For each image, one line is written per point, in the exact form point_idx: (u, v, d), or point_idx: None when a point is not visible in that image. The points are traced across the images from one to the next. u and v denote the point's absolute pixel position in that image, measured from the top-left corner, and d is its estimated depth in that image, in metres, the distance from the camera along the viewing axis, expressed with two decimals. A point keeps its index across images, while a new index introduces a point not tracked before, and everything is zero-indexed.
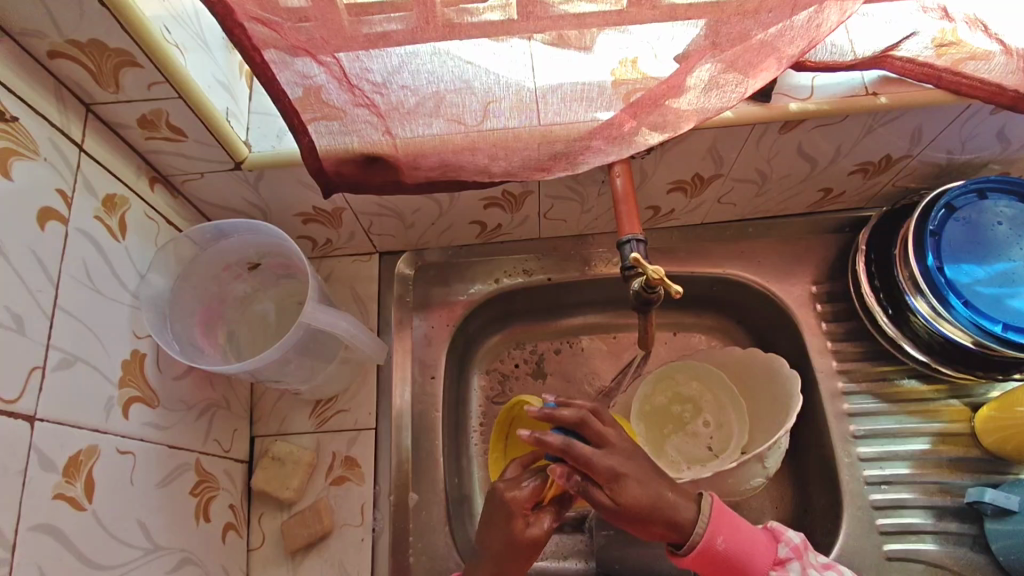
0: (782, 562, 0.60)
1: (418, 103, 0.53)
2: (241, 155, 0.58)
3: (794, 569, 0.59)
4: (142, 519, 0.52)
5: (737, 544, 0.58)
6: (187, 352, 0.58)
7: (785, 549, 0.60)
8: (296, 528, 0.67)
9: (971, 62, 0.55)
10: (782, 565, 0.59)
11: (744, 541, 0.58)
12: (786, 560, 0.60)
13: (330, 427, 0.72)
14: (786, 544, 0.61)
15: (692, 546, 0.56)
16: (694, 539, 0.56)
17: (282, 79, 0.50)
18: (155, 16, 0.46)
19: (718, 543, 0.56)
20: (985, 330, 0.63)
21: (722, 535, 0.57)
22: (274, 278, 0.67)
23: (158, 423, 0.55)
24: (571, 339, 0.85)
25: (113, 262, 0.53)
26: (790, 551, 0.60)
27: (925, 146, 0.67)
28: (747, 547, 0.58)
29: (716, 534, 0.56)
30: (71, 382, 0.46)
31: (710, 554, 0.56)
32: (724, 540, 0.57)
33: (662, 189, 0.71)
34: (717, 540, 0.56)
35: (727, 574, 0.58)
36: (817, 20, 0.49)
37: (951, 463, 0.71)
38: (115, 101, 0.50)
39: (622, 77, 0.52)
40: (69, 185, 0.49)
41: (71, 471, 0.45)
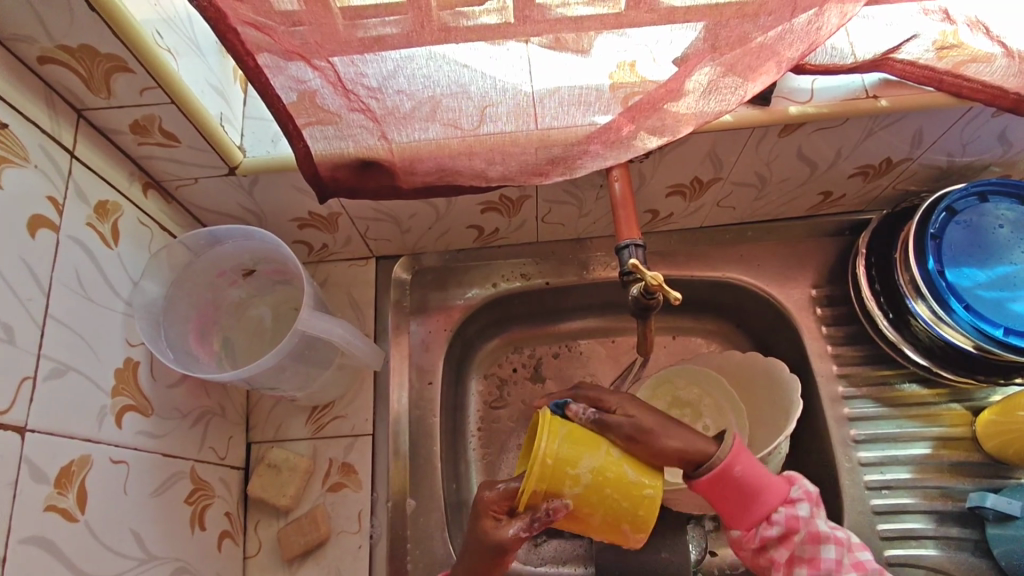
0: (793, 501, 0.57)
1: (414, 108, 0.53)
2: (235, 160, 0.57)
3: (804, 508, 0.56)
4: (136, 529, 0.51)
5: (755, 473, 0.56)
6: (180, 360, 0.58)
7: (797, 491, 0.58)
8: (292, 535, 0.66)
9: (972, 65, 0.54)
10: (791, 503, 0.56)
11: (761, 475, 0.56)
12: (797, 500, 0.57)
13: (327, 433, 0.71)
14: (799, 489, 0.58)
15: (710, 467, 0.54)
16: (711, 463, 0.55)
17: (276, 84, 0.50)
18: (147, 20, 0.45)
19: (736, 471, 0.55)
20: (986, 334, 0.63)
21: (741, 463, 0.55)
22: (270, 284, 0.66)
23: (152, 432, 0.55)
24: (570, 343, 0.85)
25: (105, 269, 0.52)
26: (802, 493, 0.58)
27: (926, 149, 0.66)
28: (764, 478, 0.56)
29: (735, 460, 0.55)
30: (63, 391, 0.46)
31: (724, 479, 0.55)
32: (742, 469, 0.55)
33: (661, 192, 0.71)
34: (735, 468, 0.55)
35: (737, 501, 0.55)
36: (817, 23, 0.48)
37: (952, 467, 0.71)
38: (107, 107, 0.50)
39: (620, 80, 0.52)
40: (60, 192, 0.48)
41: (63, 482, 0.45)
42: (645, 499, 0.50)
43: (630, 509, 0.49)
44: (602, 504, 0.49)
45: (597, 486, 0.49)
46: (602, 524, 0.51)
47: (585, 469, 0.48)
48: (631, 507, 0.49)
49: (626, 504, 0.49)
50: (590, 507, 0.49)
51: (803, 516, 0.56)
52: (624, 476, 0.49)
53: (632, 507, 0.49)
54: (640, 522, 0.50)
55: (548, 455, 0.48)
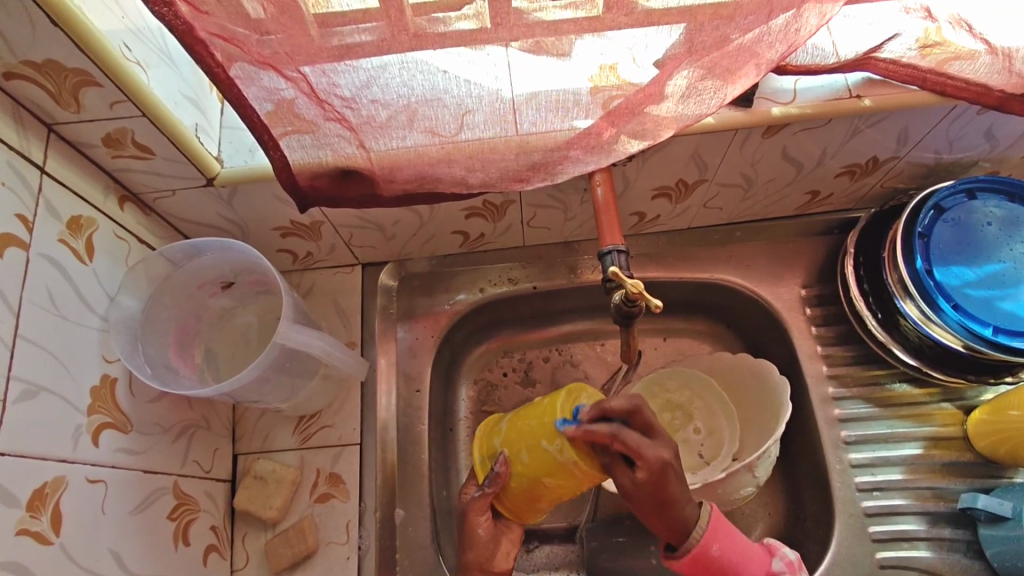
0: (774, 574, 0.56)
1: (390, 116, 0.52)
2: (213, 171, 0.56)
3: None
4: (114, 547, 0.51)
5: (734, 552, 0.55)
6: (159, 374, 0.57)
7: (779, 563, 0.57)
8: (280, 547, 0.66)
9: (956, 62, 0.54)
10: None
11: (742, 552, 0.55)
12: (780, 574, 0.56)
13: (314, 443, 0.70)
14: (780, 559, 0.58)
15: (688, 549, 0.54)
16: (688, 545, 0.54)
17: (249, 95, 0.49)
18: (112, 33, 0.45)
19: (713, 551, 0.54)
20: (975, 333, 0.62)
21: (718, 543, 0.54)
22: (252, 294, 0.66)
23: (131, 449, 0.54)
24: (559, 347, 0.84)
25: (79, 286, 0.52)
26: (783, 566, 0.57)
27: (912, 147, 0.66)
28: (745, 557, 0.55)
29: (711, 541, 0.54)
30: (35, 412, 0.45)
31: (704, 562, 0.54)
32: (719, 548, 0.54)
33: (646, 195, 0.70)
34: (712, 548, 0.54)
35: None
36: (796, 24, 0.47)
37: (944, 467, 0.70)
38: (78, 121, 0.49)
39: (600, 83, 0.51)
40: (30, 210, 0.47)
41: (36, 505, 0.44)
42: (548, 407, 0.53)
43: (540, 424, 0.52)
44: (519, 434, 0.53)
45: (511, 426, 0.56)
46: (532, 456, 0.52)
47: (508, 421, 0.57)
48: (536, 423, 0.52)
49: (534, 424, 0.53)
50: (514, 446, 0.54)
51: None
52: (536, 404, 0.55)
53: (540, 422, 0.52)
54: (548, 432, 0.51)
55: (486, 431, 0.61)
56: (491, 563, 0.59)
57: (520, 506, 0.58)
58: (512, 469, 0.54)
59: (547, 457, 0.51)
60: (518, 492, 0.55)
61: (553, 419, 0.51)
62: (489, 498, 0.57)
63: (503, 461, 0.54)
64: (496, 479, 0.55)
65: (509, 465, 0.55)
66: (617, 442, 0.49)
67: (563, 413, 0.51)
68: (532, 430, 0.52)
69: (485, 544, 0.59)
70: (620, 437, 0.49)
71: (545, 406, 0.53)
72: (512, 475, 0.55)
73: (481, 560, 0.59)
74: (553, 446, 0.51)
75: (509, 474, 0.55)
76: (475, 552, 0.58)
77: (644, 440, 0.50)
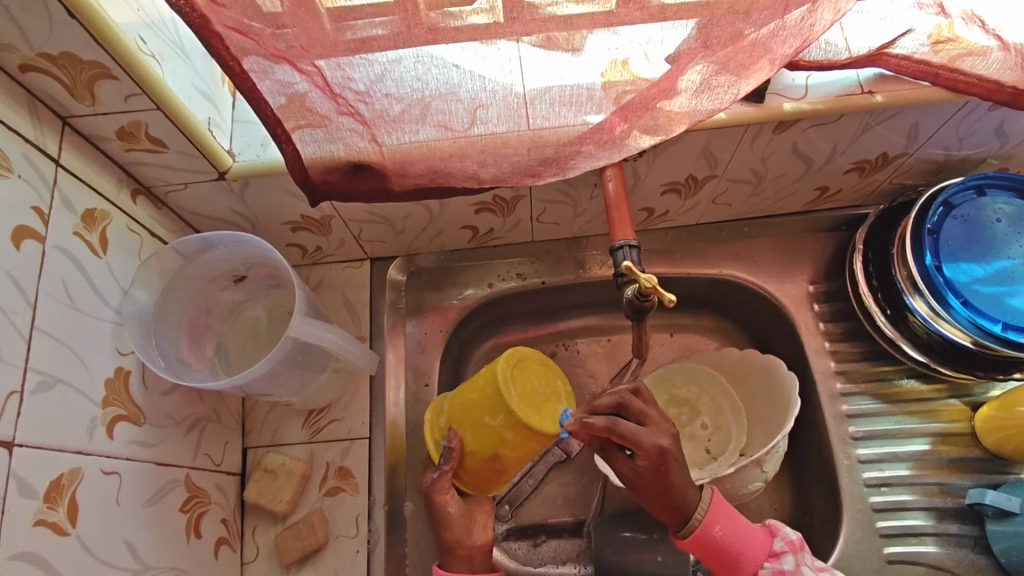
0: (776, 555, 0.56)
1: (403, 110, 0.52)
2: (225, 165, 0.56)
3: (790, 562, 0.55)
4: (128, 539, 0.51)
5: (737, 534, 0.56)
6: (172, 367, 0.57)
7: (780, 543, 0.57)
8: (290, 540, 0.66)
9: (969, 58, 0.53)
10: (777, 557, 0.56)
11: (743, 532, 0.56)
12: (782, 553, 0.56)
13: (323, 436, 0.71)
14: (782, 540, 0.57)
15: (690, 531, 0.56)
16: (691, 527, 0.56)
17: (263, 88, 0.49)
18: (130, 26, 0.45)
19: (715, 532, 0.55)
20: (984, 330, 0.62)
21: (721, 522, 0.56)
22: (263, 287, 0.66)
23: (144, 441, 0.54)
24: (567, 342, 0.85)
25: (93, 279, 0.52)
26: (785, 545, 0.57)
27: (922, 143, 0.66)
28: (746, 537, 0.56)
29: (713, 522, 0.55)
30: (51, 404, 0.45)
31: (708, 542, 0.56)
32: (722, 528, 0.56)
33: (656, 191, 0.70)
34: (715, 528, 0.55)
35: (723, 563, 0.56)
36: (811, 19, 0.48)
37: (952, 464, 0.71)
38: (93, 114, 0.49)
39: (613, 79, 0.51)
40: (46, 203, 0.47)
41: (52, 496, 0.44)
42: (482, 383, 0.58)
43: (480, 400, 0.58)
44: (465, 411, 0.59)
45: (453, 403, 0.61)
46: (477, 432, 0.59)
47: (450, 399, 0.63)
48: (476, 400, 0.58)
49: (475, 399, 0.58)
50: (462, 422, 0.60)
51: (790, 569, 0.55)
52: (473, 379, 0.60)
53: (480, 396, 0.58)
54: (493, 406, 0.57)
55: (433, 414, 0.66)
56: (471, 538, 0.62)
57: (481, 479, 0.63)
58: (464, 444, 0.60)
59: (490, 430, 0.57)
60: (476, 465, 0.61)
61: (493, 393, 0.57)
62: (450, 476, 0.62)
63: (454, 435, 0.60)
64: (450, 455, 0.60)
65: (459, 441, 0.60)
66: (614, 434, 0.53)
67: (504, 386, 0.56)
68: (475, 407, 0.58)
69: (459, 520, 0.62)
70: (615, 429, 0.52)
71: (480, 380, 0.59)
72: (466, 452, 0.61)
73: (461, 538, 0.62)
74: (497, 419, 0.56)
75: (463, 445, 0.60)
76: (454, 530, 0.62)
77: (638, 429, 0.53)
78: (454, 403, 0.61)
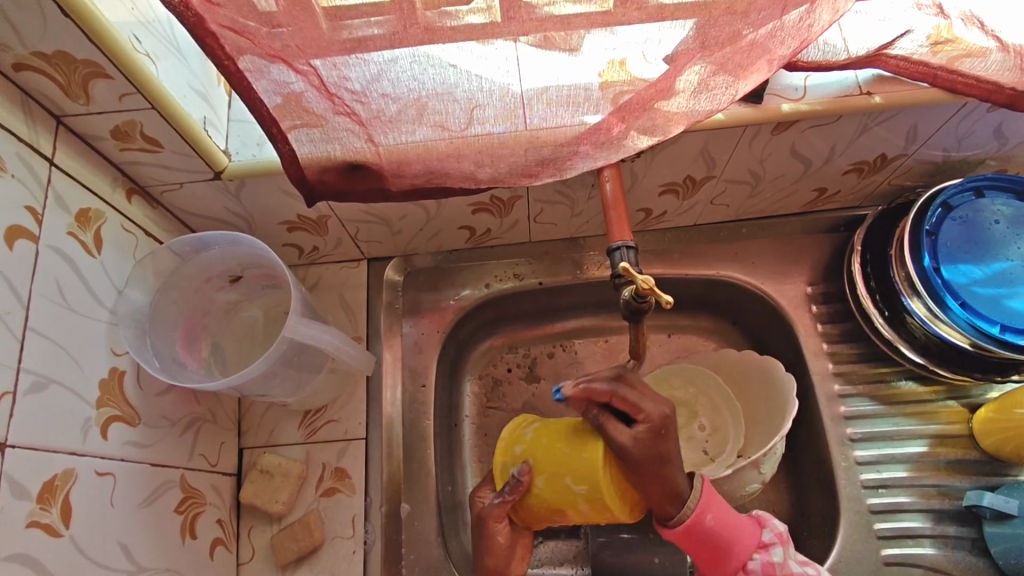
0: (766, 546, 0.59)
1: (400, 110, 0.51)
2: (220, 164, 0.56)
3: (777, 553, 0.58)
4: (123, 540, 0.51)
5: (725, 522, 0.57)
6: (167, 368, 0.57)
7: (769, 535, 0.59)
8: (286, 541, 0.66)
9: (967, 59, 0.53)
10: (766, 548, 0.58)
11: (733, 523, 0.57)
12: (770, 544, 0.59)
13: (320, 437, 0.70)
14: (771, 531, 0.60)
15: (680, 520, 0.55)
16: (684, 514, 0.55)
17: (259, 87, 0.49)
18: (123, 24, 0.45)
19: (707, 521, 0.55)
20: (982, 331, 0.62)
21: (712, 512, 0.56)
22: (259, 288, 0.66)
23: (139, 442, 0.54)
24: (565, 342, 0.84)
25: (88, 279, 0.52)
26: (774, 536, 0.59)
27: (921, 144, 0.65)
28: (735, 527, 0.57)
29: (706, 511, 0.55)
30: (44, 404, 0.45)
31: (699, 531, 0.55)
32: (713, 517, 0.56)
33: (654, 191, 0.70)
34: (707, 517, 0.55)
35: (710, 550, 0.56)
36: (809, 20, 0.48)
37: (950, 465, 0.71)
38: (87, 113, 0.49)
39: (610, 79, 0.50)
40: (39, 202, 0.47)
41: (46, 497, 0.44)
42: (587, 442, 0.54)
43: (573, 459, 0.54)
44: (554, 458, 0.55)
45: (538, 439, 0.57)
46: (551, 483, 0.55)
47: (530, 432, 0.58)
48: (569, 456, 0.54)
49: (569, 453, 0.55)
50: (541, 467, 0.56)
51: (778, 561, 0.58)
52: (572, 429, 0.57)
53: (574, 453, 0.54)
54: (583, 474, 0.54)
55: (508, 432, 0.61)
56: (508, 571, 0.59)
57: (535, 518, 0.59)
58: (533, 485, 0.56)
59: (567, 490, 0.54)
60: (534, 508, 0.57)
61: (592, 461, 0.53)
62: (505, 508, 0.58)
63: (526, 471, 0.56)
64: (517, 487, 0.56)
65: (530, 477, 0.56)
66: (615, 397, 0.54)
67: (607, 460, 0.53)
68: (565, 464, 0.54)
69: (503, 551, 0.59)
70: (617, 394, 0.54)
71: (588, 438, 0.55)
72: (530, 492, 0.57)
73: (499, 570, 0.59)
74: (583, 487, 0.54)
75: (531, 485, 0.56)
76: (494, 559, 0.59)
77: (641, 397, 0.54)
78: (538, 440, 0.57)
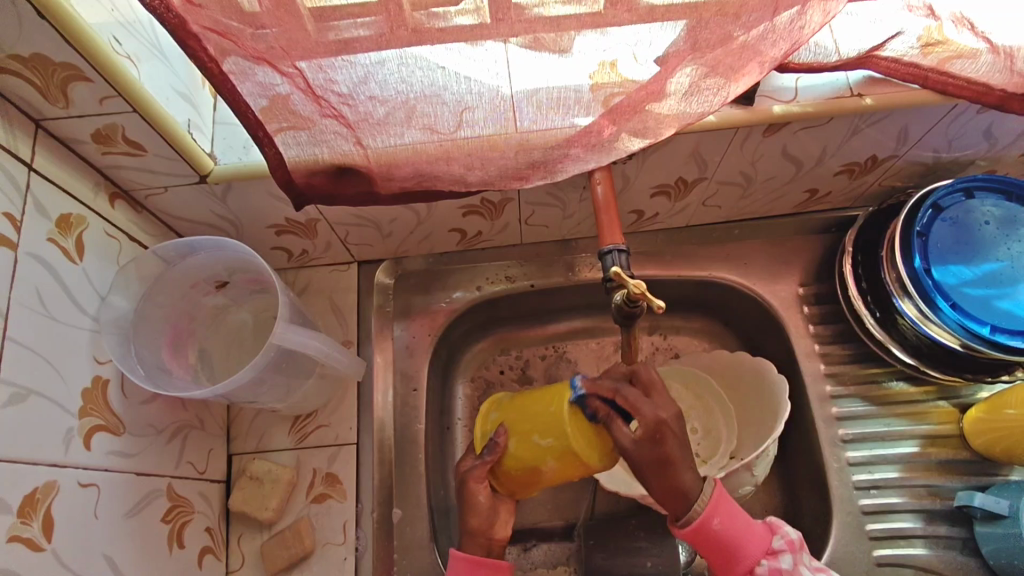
0: (773, 553, 0.56)
1: (388, 113, 0.51)
2: (206, 168, 0.55)
3: (786, 561, 0.55)
4: (107, 553, 0.50)
5: (734, 527, 0.54)
6: (152, 375, 0.56)
7: (779, 542, 0.56)
8: (276, 549, 0.65)
9: (958, 60, 0.53)
10: (774, 556, 0.55)
11: (743, 525, 0.55)
12: (779, 552, 0.56)
13: (310, 443, 0.70)
14: (781, 538, 0.57)
15: (688, 521, 0.54)
16: (689, 517, 0.54)
17: (244, 90, 0.48)
18: (103, 26, 0.44)
19: (714, 524, 0.54)
20: (972, 332, 0.62)
21: (720, 515, 0.54)
22: (247, 292, 0.65)
23: (124, 451, 0.53)
24: (557, 344, 0.84)
25: (69, 286, 0.51)
26: (784, 544, 0.56)
27: (912, 145, 0.65)
28: (744, 531, 0.55)
29: (712, 514, 0.53)
30: (23, 416, 0.44)
31: (704, 533, 0.54)
32: (720, 521, 0.54)
33: (645, 193, 0.70)
34: (713, 521, 0.53)
35: (717, 555, 0.55)
36: (800, 22, 0.47)
37: (940, 466, 0.71)
38: (67, 117, 0.48)
39: (601, 80, 0.50)
40: (18, 209, 0.46)
41: (27, 511, 0.43)
42: (557, 396, 0.53)
43: (543, 414, 0.53)
44: (525, 418, 0.54)
45: (511, 404, 0.57)
46: (523, 444, 0.54)
47: (512, 398, 0.59)
48: (540, 410, 0.53)
49: (539, 408, 0.54)
50: (515, 428, 0.55)
51: (786, 568, 0.55)
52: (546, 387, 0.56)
53: (545, 409, 0.53)
54: (547, 426, 0.52)
55: (487, 407, 0.62)
56: (492, 531, 0.61)
57: (515, 484, 0.58)
58: (509, 447, 0.56)
59: (539, 448, 0.53)
60: (512, 473, 0.56)
61: (558, 412, 0.52)
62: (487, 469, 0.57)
63: (502, 432, 0.56)
64: (494, 449, 0.56)
65: (507, 439, 0.56)
66: (618, 397, 0.53)
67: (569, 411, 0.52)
68: (535, 418, 0.53)
69: (484, 512, 0.60)
70: (621, 392, 0.53)
71: (554, 394, 0.53)
72: (506, 455, 0.56)
73: (483, 528, 0.60)
74: (548, 438, 0.52)
75: (506, 447, 0.56)
76: (476, 520, 0.59)
77: (643, 398, 0.53)
78: (512, 404, 0.57)
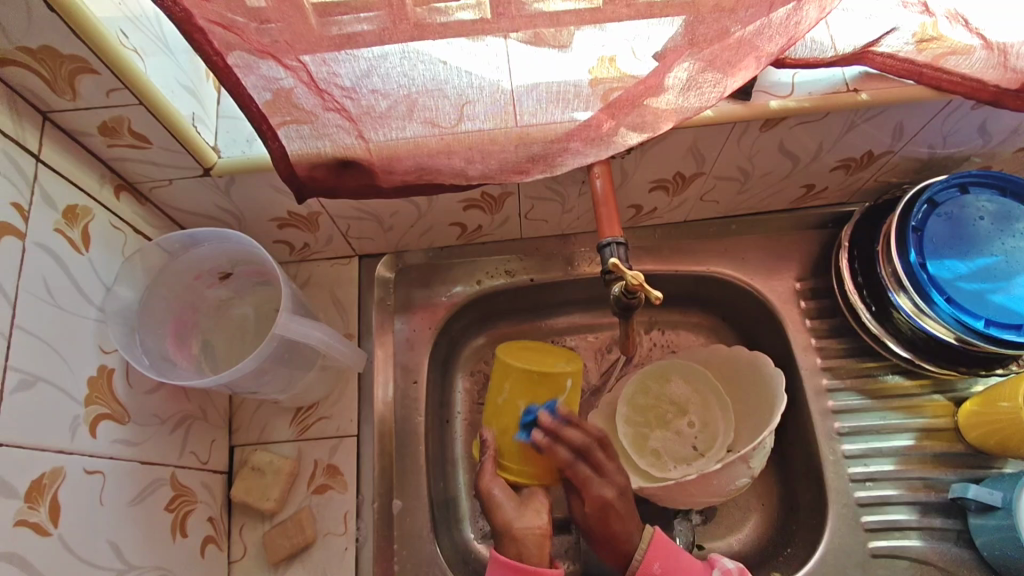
0: None
1: (390, 107, 0.51)
2: (209, 161, 0.56)
3: None
4: (113, 539, 0.51)
5: (675, 567, 0.61)
6: (156, 366, 0.57)
7: (718, 574, 0.61)
8: (277, 538, 0.66)
9: (952, 57, 0.54)
10: None
11: (680, 565, 0.61)
12: None
13: (311, 435, 0.70)
14: (720, 570, 0.62)
15: (633, 569, 0.61)
16: (633, 565, 0.62)
17: (248, 83, 0.48)
18: (110, 20, 0.45)
19: (654, 567, 0.60)
20: (966, 326, 0.63)
21: (660, 560, 0.61)
22: (249, 285, 0.66)
23: (129, 440, 0.54)
24: (556, 339, 0.85)
25: (75, 276, 0.51)
26: (722, 574, 0.61)
27: (907, 141, 0.66)
28: (684, 569, 0.61)
29: (651, 560, 0.61)
30: (32, 402, 0.45)
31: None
32: (660, 564, 0.60)
33: (644, 187, 0.70)
34: (654, 565, 0.61)
35: None
36: (796, 17, 0.48)
37: (935, 459, 0.71)
38: (74, 109, 0.48)
39: (600, 76, 0.50)
40: (26, 199, 0.47)
41: (34, 496, 0.44)
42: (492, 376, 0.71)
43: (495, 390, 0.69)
44: (492, 397, 0.69)
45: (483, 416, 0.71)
46: (501, 415, 0.68)
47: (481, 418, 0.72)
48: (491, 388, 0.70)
49: (491, 392, 0.70)
50: (494, 415, 0.68)
51: None
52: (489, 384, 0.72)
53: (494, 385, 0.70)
54: (500, 384, 0.69)
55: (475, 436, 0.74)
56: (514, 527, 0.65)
57: (528, 468, 0.67)
58: (497, 434, 0.68)
59: (509, 404, 0.67)
60: (518, 451, 0.67)
61: (500, 376, 0.69)
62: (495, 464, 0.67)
63: (484, 432, 0.68)
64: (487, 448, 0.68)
65: (492, 433, 0.68)
66: None
67: (501, 359, 0.69)
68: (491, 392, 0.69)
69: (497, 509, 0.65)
70: None
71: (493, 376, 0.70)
72: (502, 444, 0.68)
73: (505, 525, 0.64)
74: (507, 390, 0.68)
75: (495, 439, 0.68)
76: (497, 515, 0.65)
77: None
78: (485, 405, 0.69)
